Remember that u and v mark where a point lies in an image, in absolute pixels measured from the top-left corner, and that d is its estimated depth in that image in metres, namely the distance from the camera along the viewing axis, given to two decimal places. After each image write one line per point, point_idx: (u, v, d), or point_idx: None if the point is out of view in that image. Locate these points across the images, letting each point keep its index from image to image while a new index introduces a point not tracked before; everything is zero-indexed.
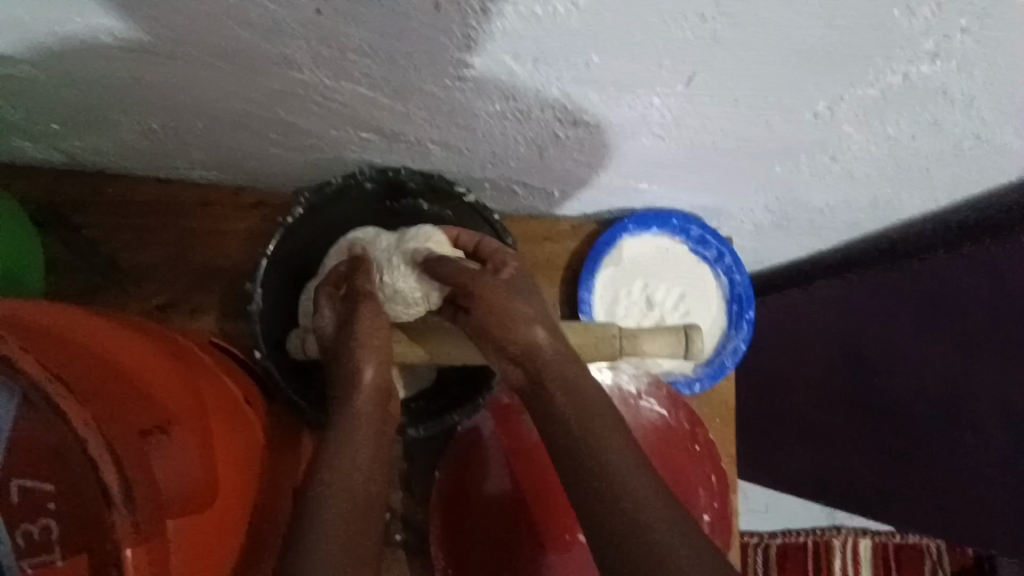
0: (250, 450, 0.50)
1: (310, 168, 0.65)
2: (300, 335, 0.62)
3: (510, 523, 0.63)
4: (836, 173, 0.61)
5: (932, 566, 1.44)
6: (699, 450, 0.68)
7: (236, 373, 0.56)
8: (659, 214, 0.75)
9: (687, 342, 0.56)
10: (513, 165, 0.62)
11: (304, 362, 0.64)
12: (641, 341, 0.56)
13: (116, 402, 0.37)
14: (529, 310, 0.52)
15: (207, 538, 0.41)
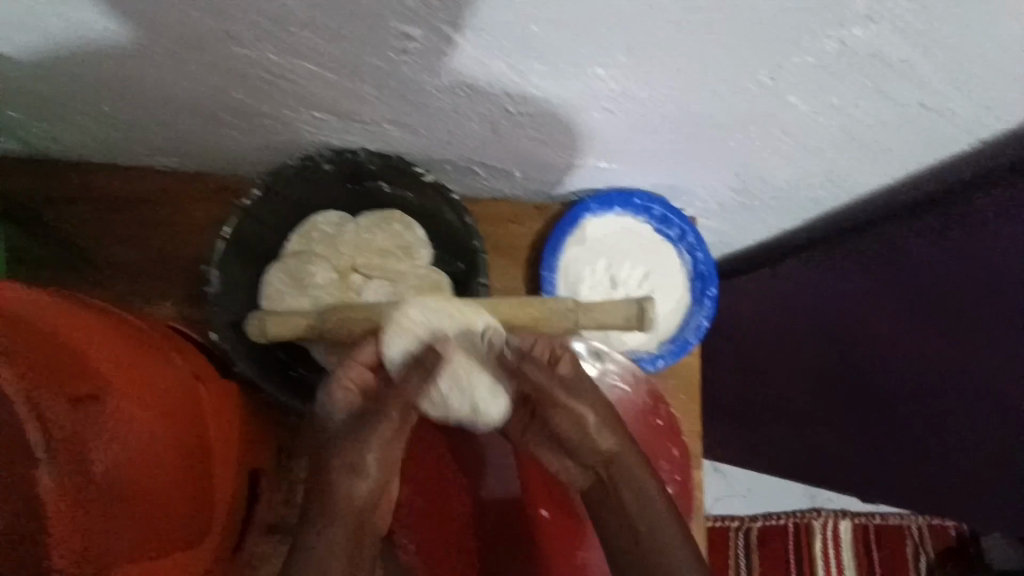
0: (204, 429, 0.51)
1: (268, 151, 0.65)
2: (258, 318, 0.61)
3: (512, 522, 0.73)
4: (788, 144, 0.63)
5: (913, 546, 1.45)
6: (661, 425, 0.72)
7: (201, 355, 0.56)
8: (621, 193, 0.75)
9: (642, 314, 0.56)
10: (471, 145, 0.63)
11: (265, 346, 0.63)
12: (596, 314, 0.57)
13: (55, 368, 0.37)
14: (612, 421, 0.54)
15: (139, 509, 0.42)
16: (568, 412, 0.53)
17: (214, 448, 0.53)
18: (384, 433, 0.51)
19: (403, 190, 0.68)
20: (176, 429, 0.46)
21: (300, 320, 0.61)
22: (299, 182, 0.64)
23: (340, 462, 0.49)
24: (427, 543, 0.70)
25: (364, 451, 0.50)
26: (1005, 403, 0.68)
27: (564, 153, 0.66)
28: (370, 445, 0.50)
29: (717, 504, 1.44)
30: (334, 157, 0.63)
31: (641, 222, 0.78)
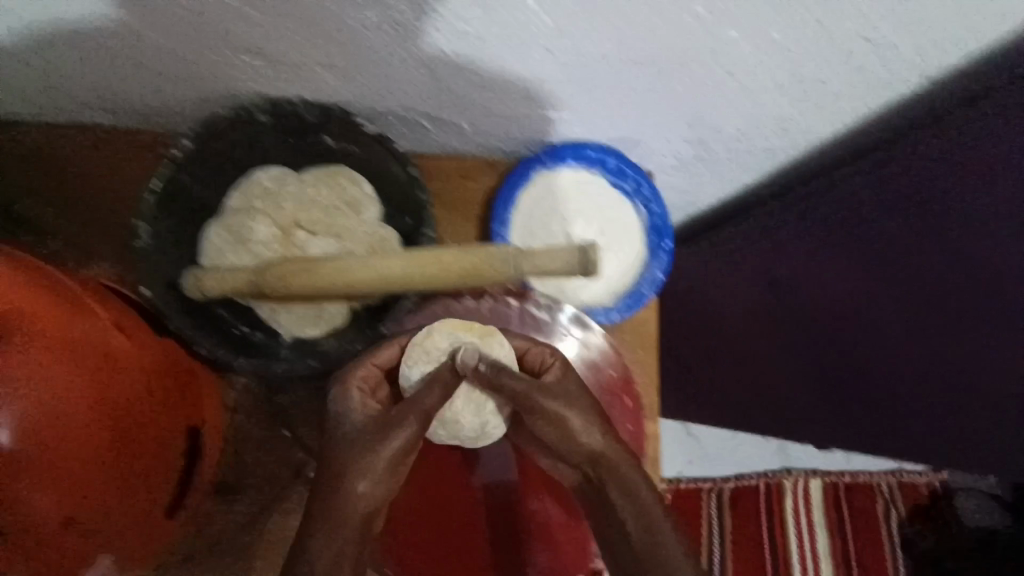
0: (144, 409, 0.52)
1: (203, 102, 0.63)
2: (196, 275, 0.60)
3: (508, 515, 0.74)
4: (733, 87, 0.62)
5: (884, 504, 1.46)
6: (618, 382, 0.72)
7: (155, 327, 0.57)
8: (574, 146, 0.74)
9: (585, 260, 0.56)
10: (411, 93, 0.62)
11: (202, 303, 0.61)
12: (539, 260, 0.56)
13: None
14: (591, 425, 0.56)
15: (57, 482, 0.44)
16: (563, 416, 0.55)
17: (159, 417, 0.54)
18: (398, 442, 0.52)
19: (346, 144, 0.66)
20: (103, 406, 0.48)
21: (241, 275, 0.60)
22: (234, 133, 0.62)
23: (349, 475, 0.50)
24: (425, 541, 0.72)
25: (365, 467, 0.50)
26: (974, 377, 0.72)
27: (510, 101, 0.64)
28: (377, 452, 0.51)
29: (690, 467, 1.44)
30: (270, 108, 0.61)
31: (597, 175, 0.76)
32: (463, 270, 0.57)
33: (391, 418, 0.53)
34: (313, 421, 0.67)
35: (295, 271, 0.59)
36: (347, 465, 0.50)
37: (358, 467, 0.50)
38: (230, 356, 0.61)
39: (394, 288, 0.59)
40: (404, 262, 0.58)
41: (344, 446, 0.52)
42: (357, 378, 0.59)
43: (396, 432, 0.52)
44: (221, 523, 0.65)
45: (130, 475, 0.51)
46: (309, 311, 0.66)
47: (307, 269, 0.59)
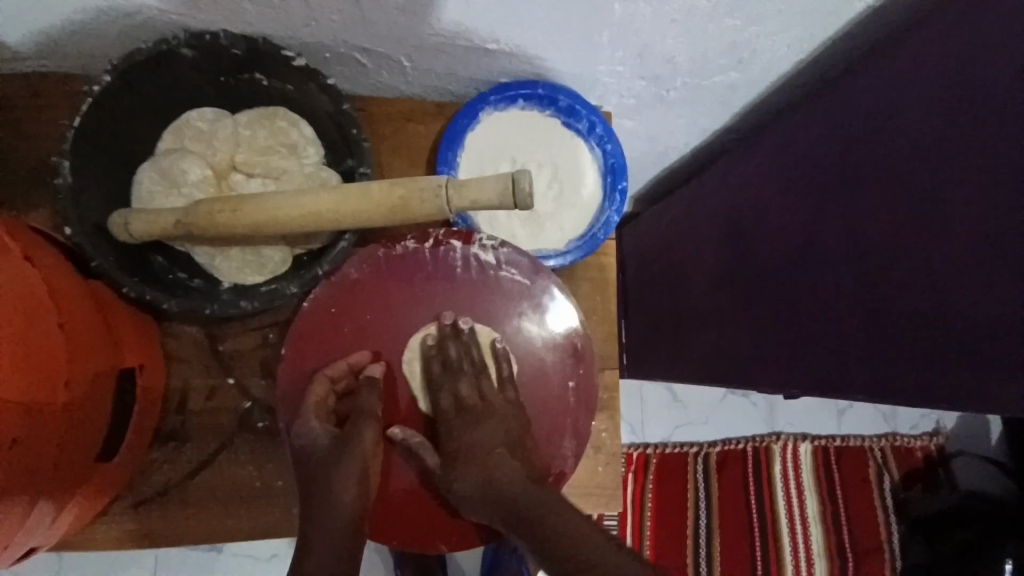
0: (101, 376, 0.54)
1: (128, 39, 0.61)
2: (123, 216, 0.58)
3: None
4: (675, 4, 0.59)
5: (877, 470, 1.39)
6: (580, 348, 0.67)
7: (103, 297, 0.57)
8: (522, 84, 0.72)
9: (514, 188, 0.52)
10: (335, 20, 0.59)
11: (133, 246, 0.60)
12: (469, 190, 0.53)
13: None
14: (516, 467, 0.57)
15: (45, 433, 0.47)
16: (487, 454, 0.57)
17: (81, 363, 0.51)
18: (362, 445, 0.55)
19: (281, 82, 0.64)
20: (74, 368, 0.50)
21: (167, 217, 0.58)
22: (158, 68, 0.59)
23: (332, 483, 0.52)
24: (419, 525, 0.64)
25: (344, 477, 0.53)
26: (948, 301, 0.56)
27: (444, 31, 0.62)
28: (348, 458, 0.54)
29: (674, 432, 1.35)
30: (193, 42, 0.58)
31: (548, 116, 0.75)
32: (388, 203, 0.54)
33: (355, 435, 0.55)
34: (256, 366, 0.66)
35: (222, 208, 0.56)
36: (326, 479, 0.53)
37: (338, 474, 0.53)
38: (159, 296, 0.57)
39: (326, 226, 0.56)
40: (331, 198, 0.55)
41: (318, 465, 0.54)
42: (314, 407, 0.59)
43: (361, 443, 0.55)
44: (168, 472, 0.64)
45: (81, 445, 0.52)
46: (247, 255, 0.64)
47: (234, 202, 0.57)
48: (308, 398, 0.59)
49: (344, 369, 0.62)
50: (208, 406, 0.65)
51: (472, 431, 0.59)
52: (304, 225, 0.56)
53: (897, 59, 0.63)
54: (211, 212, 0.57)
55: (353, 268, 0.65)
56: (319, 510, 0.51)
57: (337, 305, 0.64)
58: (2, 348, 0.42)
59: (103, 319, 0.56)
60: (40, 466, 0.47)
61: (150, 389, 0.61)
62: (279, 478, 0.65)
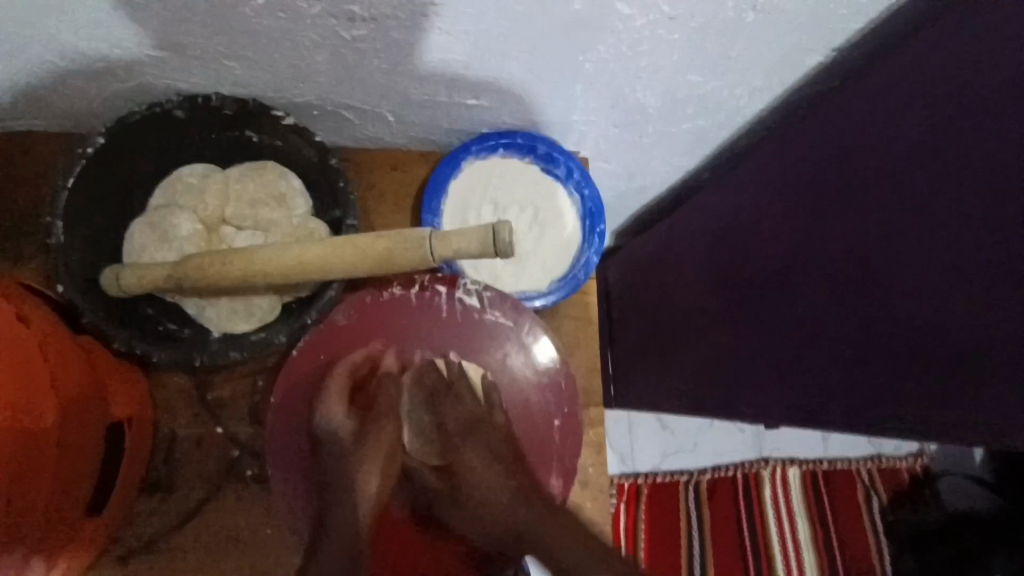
0: (91, 428, 0.55)
1: (121, 99, 0.63)
2: (114, 270, 0.60)
3: None
4: (642, 64, 0.64)
5: (865, 491, 1.40)
6: (563, 387, 0.69)
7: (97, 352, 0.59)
8: (502, 133, 0.75)
9: (494, 237, 0.54)
10: (323, 81, 0.62)
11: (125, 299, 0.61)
12: (450, 240, 0.55)
13: None
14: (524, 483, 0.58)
15: (32, 484, 0.47)
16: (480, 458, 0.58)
17: (68, 417, 0.51)
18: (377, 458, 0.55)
19: (270, 138, 0.66)
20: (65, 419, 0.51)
21: (157, 271, 0.59)
22: (151, 128, 0.62)
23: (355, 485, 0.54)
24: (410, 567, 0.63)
25: (367, 473, 0.54)
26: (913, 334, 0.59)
27: (426, 88, 0.65)
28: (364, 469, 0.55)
29: (663, 461, 1.35)
30: (185, 102, 0.61)
31: (528, 162, 0.78)
32: (375, 254, 0.56)
33: (375, 431, 0.57)
34: (245, 415, 0.67)
35: (211, 262, 0.58)
36: (349, 474, 0.54)
37: (360, 470, 0.54)
38: (149, 350, 0.58)
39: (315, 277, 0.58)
40: (320, 253, 0.57)
41: (342, 460, 0.56)
42: (336, 394, 0.61)
43: (380, 437, 0.56)
44: (156, 523, 0.64)
45: (70, 498, 0.53)
46: (236, 306, 0.65)
47: (225, 257, 0.58)
48: (331, 385, 0.61)
49: (362, 361, 0.64)
50: (196, 455, 0.65)
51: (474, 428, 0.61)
52: (292, 278, 0.58)
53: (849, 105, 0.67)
54: (201, 267, 0.59)
55: (341, 315, 0.66)
56: (341, 507, 0.53)
57: (327, 352, 0.65)
58: None
59: (96, 373, 0.57)
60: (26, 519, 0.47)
61: (139, 440, 0.62)
62: (267, 526, 0.65)
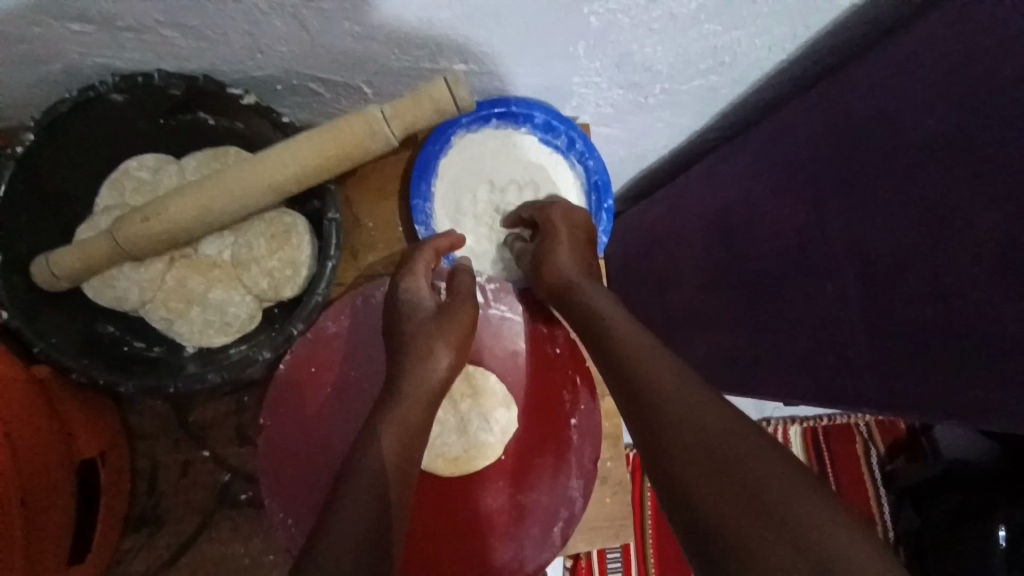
0: (53, 473, 0.48)
1: (48, 86, 0.54)
2: (43, 260, 0.52)
3: (499, 537, 0.62)
4: (657, 17, 0.56)
5: (863, 443, 1.41)
6: (579, 381, 0.64)
7: (56, 384, 0.51)
8: (495, 102, 0.67)
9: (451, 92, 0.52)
10: (285, 51, 0.53)
11: (60, 293, 0.54)
12: (403, 108, 0.52)
13: None
14: (570, 258, 0.63)
15: None
16: (562, 252, 0.63)
17: (17, 470, 0.44)
18: (450, 327, 0.57)
19: (229, 120, 0.58)
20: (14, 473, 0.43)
21: (94, 254, 0.52)
22: (88, 119, 0.53)
23: (420, 357, 0.55)
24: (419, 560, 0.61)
25: (439, 343, 0.56)
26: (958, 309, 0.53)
27: (406, 54, 0.56)
28: (434, 337, 0.56)
29: None
30: (124, 85, 0.52)
31: (524, 133, 0.70)
32: (329, 152, 0.51)
33: (454, 309, 0.58)
34: (232, 435, 0.60)
35: (150, 216, 0.52)
36: (428, 343, 0.55)
37: (434, 339, 0.56)
38: (112, 379, 0.51)
39: (273, 185, 0.52)
40: (270, 158, 0.52)
41: (417, 326, 0.57)
42: (422, 266, 0.60)
43: (460, 316, 0.58)
44: (144, 560, 0.58)
45: (37, 556, 0.46)
46: (212, 316, 0.58)
47: (167, 219, 0.52)
48: (417, 259, 0.60)
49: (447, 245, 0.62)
50: (182, 483, 0.59)
51: (551, 232, 0.64)
52: (248, 205, 0.53)
53: (883, 57, 0.60)
54: (137, 236, 0.52)
55: (330, 322, 0.60)
56: (415, 368, 0.54)
57: (317, 361, 0.60)
58: None
59: (52, 408, 0.49)
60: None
61: (116, 471, 0.55)
62: (268, 551, 0.59)
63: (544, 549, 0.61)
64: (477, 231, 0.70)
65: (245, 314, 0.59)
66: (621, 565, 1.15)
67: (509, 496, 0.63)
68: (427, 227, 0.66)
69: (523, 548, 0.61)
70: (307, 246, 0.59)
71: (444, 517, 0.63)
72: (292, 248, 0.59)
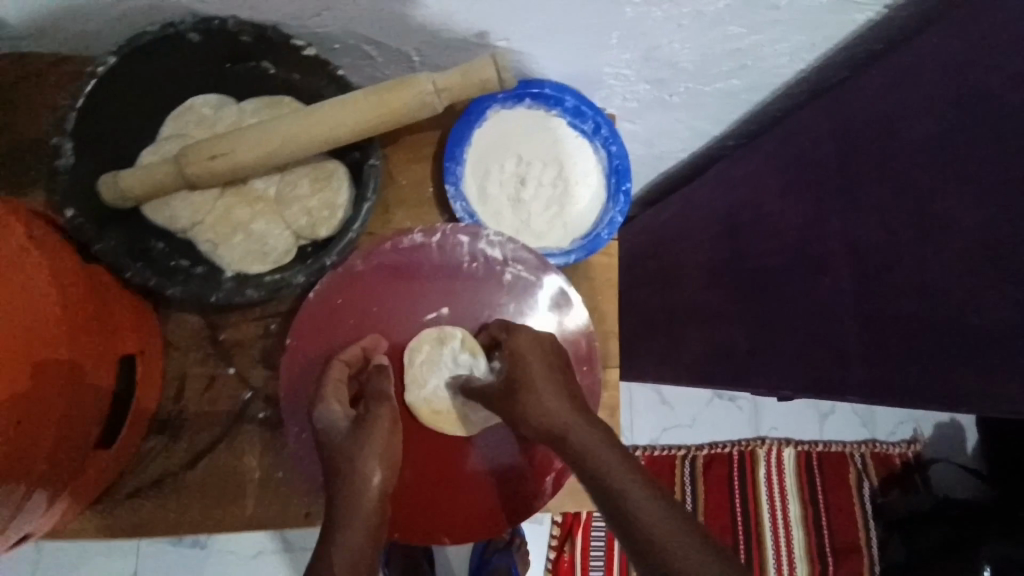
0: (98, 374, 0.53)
1: (134, 20, 0.60)
2: (112, 176, 0.57)
3: (498, 488, 0.65)
4: (687, 12, 0.61)
5: (857, 474, 1.40)
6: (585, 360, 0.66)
7: (115, 289, 0.57)
8: (530, 83, 0.72)
9: (496, 71, 0.57)
10: (347, 10, 0.59)
11: (124, 210, 0.59)
12: (447, 82, 0.57)
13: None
14: (551, 376, 0.55)
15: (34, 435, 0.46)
16: (553, 390, 0.54)
17: (77, 365, 0.50)
18: (378, 432, 0.53)
19: (288, 72, 0.63)
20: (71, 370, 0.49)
21: (158, 175, 0.57)
22: (165, 53, 0.58)
23: (355, 466, 0.50)
24: (418, 515, 0.64)
25: (369, 456, 0.51)
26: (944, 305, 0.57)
27: (455, 25, 0.62)
28: (368, 444, 0.52)
29: (662, 434, 1.35)
30: (200, 26, 0.57)
31: (555, 116, 0.75)
32: (374, 115, 0.57)
33: (371, 416, 0.54)
34: (256, 358, 0.65)
35: (216, 155, 0.57)
36: (350, 460, 0.50)
37: (361, 455, 0.51)
38: (163, 282, 0.56)
39: (325, 140, 0.57)
40: (326, 117, 0.57)
41: (339, 448, 0.52)
42: (333, 392, 0.58)
43: (379, 421, 0.53)
44: (164, 462, 0.63)
45: (70, 443, 0.50)
46: (253, 246, 0.63)
47: (227, 154, 0.57)
48: (326, 381, 0.58)
49: (357, 353, 0.62)
50: (206, 396, 0.64)
51: (545, 372, 0.55)
52: (301, 152, 0.58)
53: (891, 69, 0.64)
54: (199, 169, 0.57)
55: (359, 260, 0.65)
56: (347, 497, 0.48)
57: (343, 295, 0.65)
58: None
59: (110, 310, 0.55)
60: (24, 460, 0.46)
61: (149, 376, 0.60)
62: (277, 469, 0.64)
63: (537, 497, 0.65)
64: (499, 201, 0.74)
65: (284, 249, 0.64)
66: (604, 550, 1.24)
67: (510, 453, 0.66)
68: (457, 189, 0.70)
69: (522, 497, 0.65)
70: (345, 191, 0.64)
71: (441, 473, 0.66)
72: (332, 191, 0.64)
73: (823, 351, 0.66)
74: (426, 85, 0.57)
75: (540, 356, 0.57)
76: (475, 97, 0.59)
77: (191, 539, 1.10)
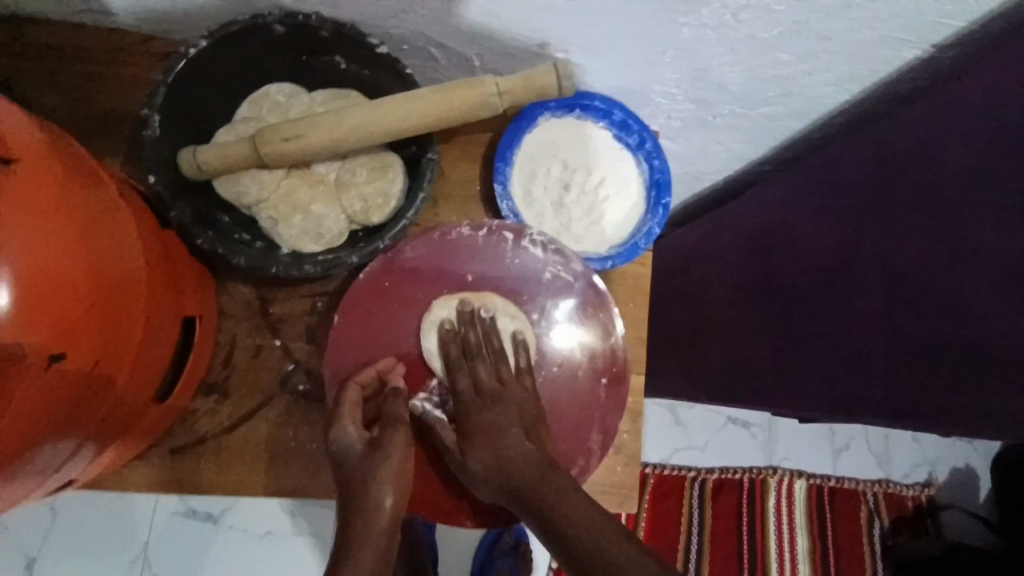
0: (162, 332, 0.55)
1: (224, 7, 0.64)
2: (191, 151, 0.62)
3: None
4: (740, 36, 0.64)
5: (868, 513, 1.38)
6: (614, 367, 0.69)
7: (183, 256, 0.60)
8: (581, 95, 0.76)
9: (557, 79, 0.61)
10: (421, 13, 0.63)
11: (197, 182, 0.64)
12: (509, 87, 0.60)
13: (85, 276, 0.44)
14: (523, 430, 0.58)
15: (105, 386, 0.49)
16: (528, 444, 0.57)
17: (150, 323, 0.53)
18: (395, 455, 0.55)
19: (358, 67, 0.67)
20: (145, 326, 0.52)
21: (232, 152, 0.61)
22: (250, 40, 0.63)
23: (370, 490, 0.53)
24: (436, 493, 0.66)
25: (383, 481, 0.54)
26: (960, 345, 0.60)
27: (519, 34, 0.65)
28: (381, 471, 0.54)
29: (673, 454, 1.34)
30: (285, 19, 0.62)
31: (601, 127, 0.78)
32: (437, 110, 0.60)
33: (387, 440, 0.56)
34: (302, 333, 0.68)
35: (289, 137, 0.61)
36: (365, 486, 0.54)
37: (379, 479, 0.54)
38: (228, 251, 0.60)
39: (389, 132, 0.61)
40: (393, 109, 0.60)
41: (353, 473, 0.55)
42: (349, 412, 0.59)
43: (395, 444, 0.56)
44: (206, 424, 0.66)
45: (133, 395, 0.53)
46: (310, 226, 0.66)
47: (297, 137, 0.61)
48: (342, 402, 0.59)
49: (372, 376, 0.63)
50: (251, 364, 0.67)
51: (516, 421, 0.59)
52: (365, 141, 0.62)
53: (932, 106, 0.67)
54: (271, 149, 0.61)
55: (408, 248, 0.68)
56: (359, 502, 0.53)
57: (390, 278, 0.67)
58: (92, 314, 0.45)
59: (178, 274, 0.58)
60: (93, 410, 0.49)
61: (203, 339, 0.63)
62: (311, 441, 0.67)
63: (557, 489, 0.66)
64: (542, 203, 0.77)
65: (337, 232, 0.67)
66: None
67: None
68: (504, 189, 0.74)
69: None
70: (400, 181, 0.68)
71: None
72: (387, 180, 0.68)
73: (851, 370, 0.68)
74: (486, 86, 0.60)
75: (513, 396, 0.61)
76: (533, 101, 0.63)
77: (205, 514, 1.12)
